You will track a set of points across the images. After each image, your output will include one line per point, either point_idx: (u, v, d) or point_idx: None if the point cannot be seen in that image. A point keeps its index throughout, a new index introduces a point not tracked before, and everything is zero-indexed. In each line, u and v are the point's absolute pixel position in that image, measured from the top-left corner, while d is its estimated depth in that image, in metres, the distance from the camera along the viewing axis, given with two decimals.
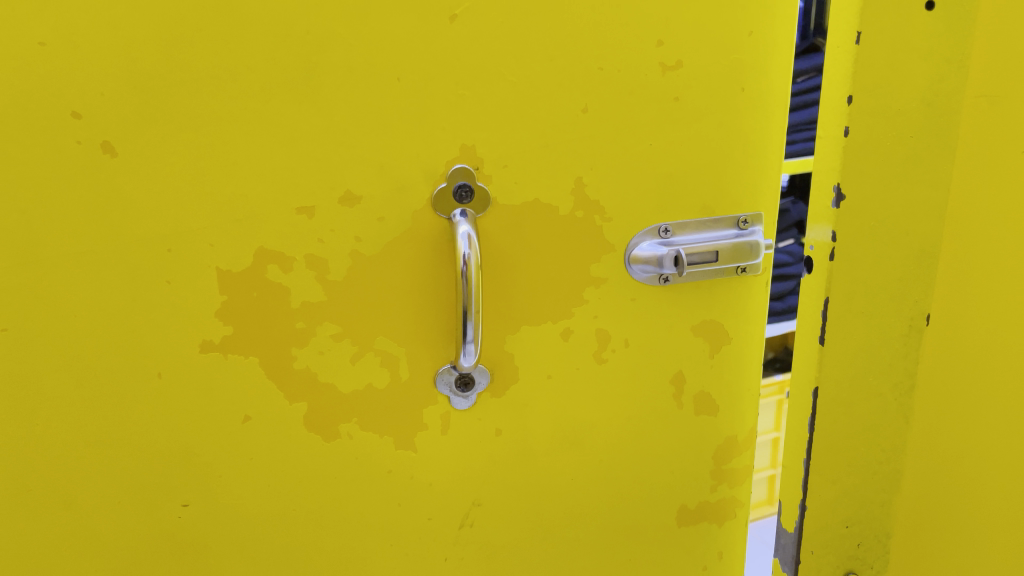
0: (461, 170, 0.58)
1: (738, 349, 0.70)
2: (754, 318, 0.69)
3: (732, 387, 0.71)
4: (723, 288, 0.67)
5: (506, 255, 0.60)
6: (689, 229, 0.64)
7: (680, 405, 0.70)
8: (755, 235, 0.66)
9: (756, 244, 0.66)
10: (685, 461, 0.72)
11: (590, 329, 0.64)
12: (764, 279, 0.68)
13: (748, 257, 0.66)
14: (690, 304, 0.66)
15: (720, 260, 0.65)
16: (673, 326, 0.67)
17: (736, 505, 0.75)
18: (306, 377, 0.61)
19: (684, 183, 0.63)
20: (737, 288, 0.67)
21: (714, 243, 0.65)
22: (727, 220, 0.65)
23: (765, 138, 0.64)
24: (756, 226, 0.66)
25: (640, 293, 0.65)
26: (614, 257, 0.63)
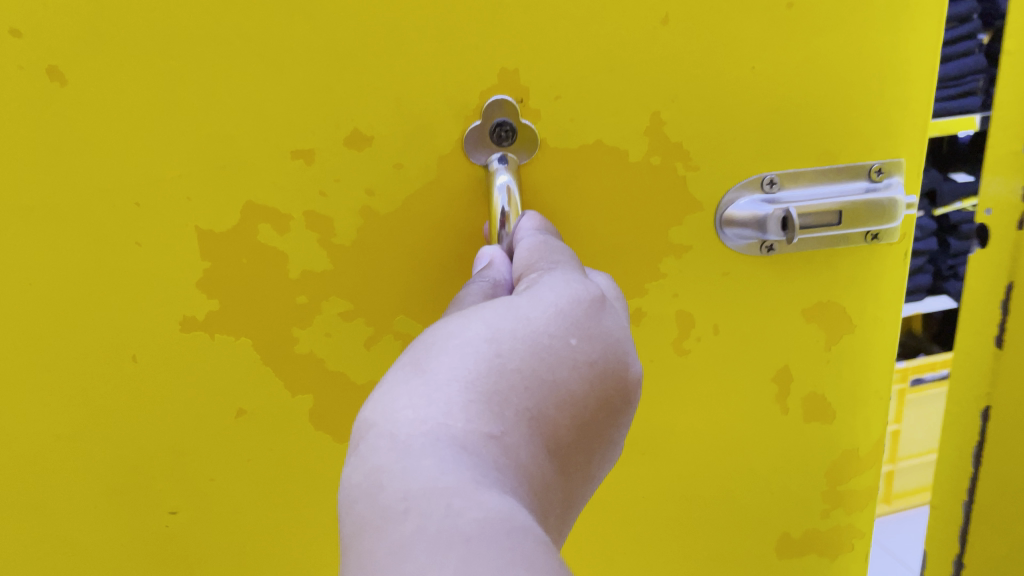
0: (500, 103, 0.44)
1: (866, 342, 0.52)
2: (891, 302, 0.52)
3: (854, 389, 0.53)
4: (848, 262, 0.50)
5: (558, 213, 0.47)
6: (802, 181, 0.48)
7: (786, 410, 0.53)
8: (893, 189, 0.48)
9: (894, 202, 0.48)
10: (790, 486, 0.55)
11: (669, 312, 0.50)
12: (905, 250, 0.51)
13: (882, 220, 0.48)
14: (805, 284, 0.50)
15: (844, 223, 0.48)
16: (778, 310, 0.51)
17: (861, 541, 0.59)
18: (311, 363, 0.49)
19: (801, 122, 0.47)
20: (865, 261, 0.50)
21: (837, 198, 0.48)
22: (855, 168, 0.48)
23: (920, 55, 0.47)
24: (895, 177, 0.49)
25: (734, 265, 0.49)
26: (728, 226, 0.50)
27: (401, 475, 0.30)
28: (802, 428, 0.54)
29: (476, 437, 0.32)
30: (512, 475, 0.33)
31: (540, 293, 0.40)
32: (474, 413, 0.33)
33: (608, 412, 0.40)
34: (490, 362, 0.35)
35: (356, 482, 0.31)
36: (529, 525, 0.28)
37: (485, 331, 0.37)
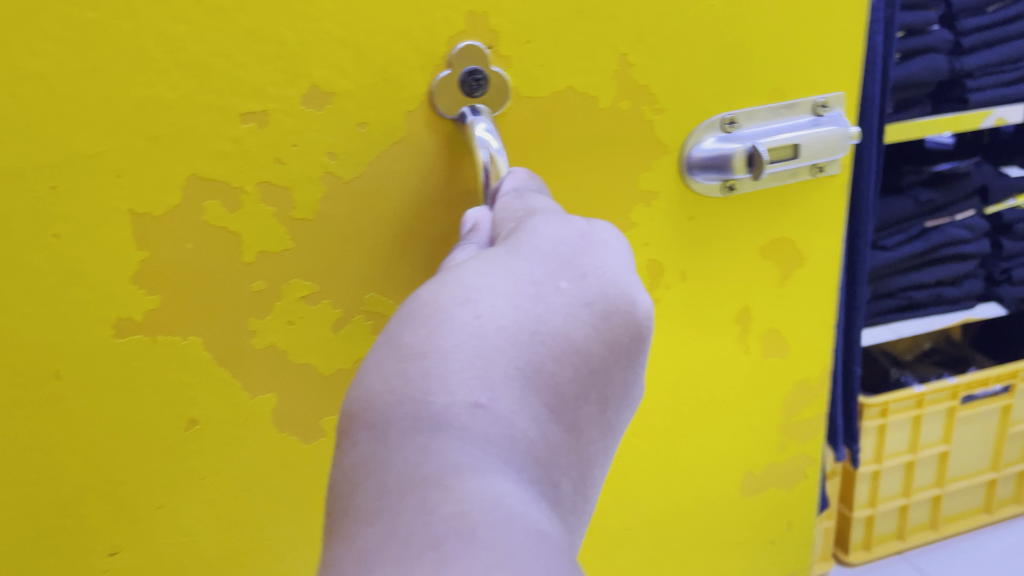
0: (470, 50, 0.41)
1: (816, 275, 0.54)
2: (834, 234, 0.53)
3: (806, 323, 0.55)
4: (799, 197, 0.51)
5: (531, 167, 0.45)
6: (757, 118, 0.48)
7: (747, 349, 0.53)
8: (838, 123, 0.49)
9: (843, 134, 0.49)
10: (755, 426, 0.56)
11: (641, 262, 0.49)
12: (844, 182, 0.52)
13: (831, 153, 0.49)
14: (762, 221, 0.51)
15: (799, 157, 0.48)
16: (739, 250, 0.51)
17: (812, 472, 0.60)
18: (272, 357, 0.44)
19: (760, 58, 0.47)
20: (814, 195, 0.51)
21: (791, 133, 0.48)
22: (803, 104, 0.49)
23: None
24: (837, 111, 0.50)
25: (699, 209, 0.49)
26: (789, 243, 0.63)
27: (378, 469, 0.27)
28: (760, 367, 0.54)
29: (458, 415, 0.27)
30: (507, 453, 0.27)
31: (518, 245, 0.34)
32: (458, 382, 0.28)
33: (622, 361, 0.33)
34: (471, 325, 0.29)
35: (336, 480, 0.28)
36: (512, 523, 0.23)
37: (460, 293, 0.31)
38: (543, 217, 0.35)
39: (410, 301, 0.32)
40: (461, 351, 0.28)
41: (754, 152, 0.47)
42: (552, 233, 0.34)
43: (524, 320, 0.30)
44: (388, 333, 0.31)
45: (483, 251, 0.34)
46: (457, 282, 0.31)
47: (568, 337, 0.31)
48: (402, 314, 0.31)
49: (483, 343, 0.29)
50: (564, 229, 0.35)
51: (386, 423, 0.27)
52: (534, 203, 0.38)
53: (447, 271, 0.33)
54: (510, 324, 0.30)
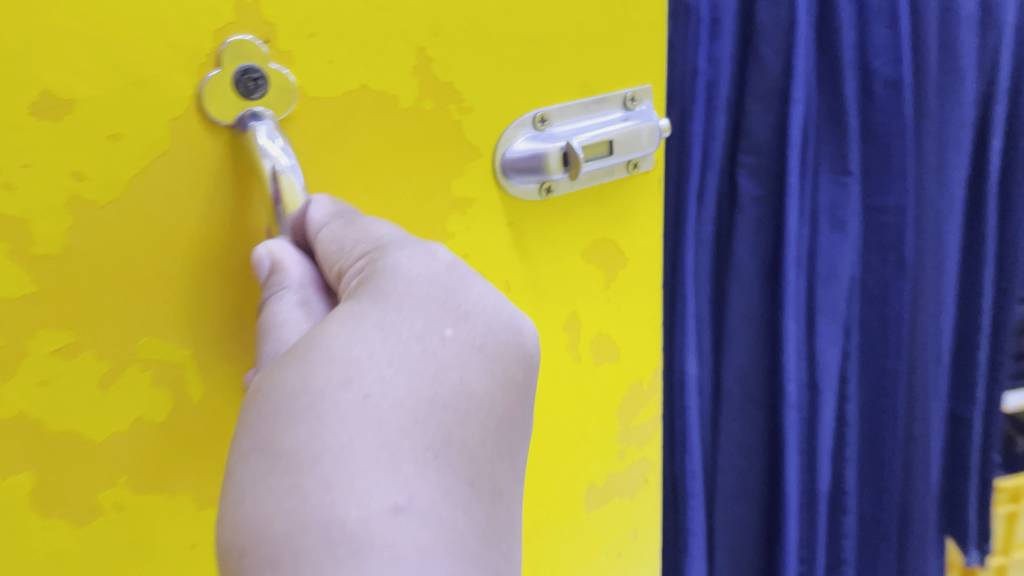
0: (243, 44, 0.35)
1: (642, 276, 0.52)
2: (652, 230, 0.52)
3: (636, 327, 0.53)
4: (615, 194, 0.49)
5: (335, 180, 0.40)
6: (569, 115, 0.45)
7: (577, 358, 0.50)
8: (649, 116, 0.47)
9: (655, 128, 0.47)
10: (597, 440, 0.54)
11: None
12: (657, 176, 0.51)
13: (646, 147, 0.47)
14: (581, 222, 0.48)
15: (614, 153, 0.46)
16: (561, 253, 0.48)
17: (652, 476, 0.58)
18: (22, 428, 0.35)
19: (566, 51, 0.44)
20: (631, 193, 0.49)
21: (604, 129, 0.46)
22: (613, 99, 0.46)
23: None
24: (646, 104, 0.48)
25: (516, 214, 0.46)
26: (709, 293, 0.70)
27: None
28: (592, 375, 0.52)
29: (378, 527, 0.25)
30: (440, 546, 0.26)
31: (385, 296, 0.31)
32: (366, 480, 0.26)
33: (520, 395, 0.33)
34: (363, 410, 0.28)
35: None
36: None
37: (339, 373, 0.28)
38: (403, 255, 0.32)
39: (272, 388, 0.29)
40: (361, 442, 0.27)
41: (569, 150, 0.45)
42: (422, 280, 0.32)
43: (420, 387, 0.29)
44: (269, 432, 0.28)
45: (345, 305, 0.31)
46: (333, 357, 0.29)
47: (467, 390, 0.30)
48: (273, 409, 0.28)
49: (382, 429, 0.27)
50: (430, 264, 0.33)
51: (297, 547, 0.26)
52: (375, 230, 0.35)
53: (312, 346, 0.30)
54: (405, 396, 0.29)
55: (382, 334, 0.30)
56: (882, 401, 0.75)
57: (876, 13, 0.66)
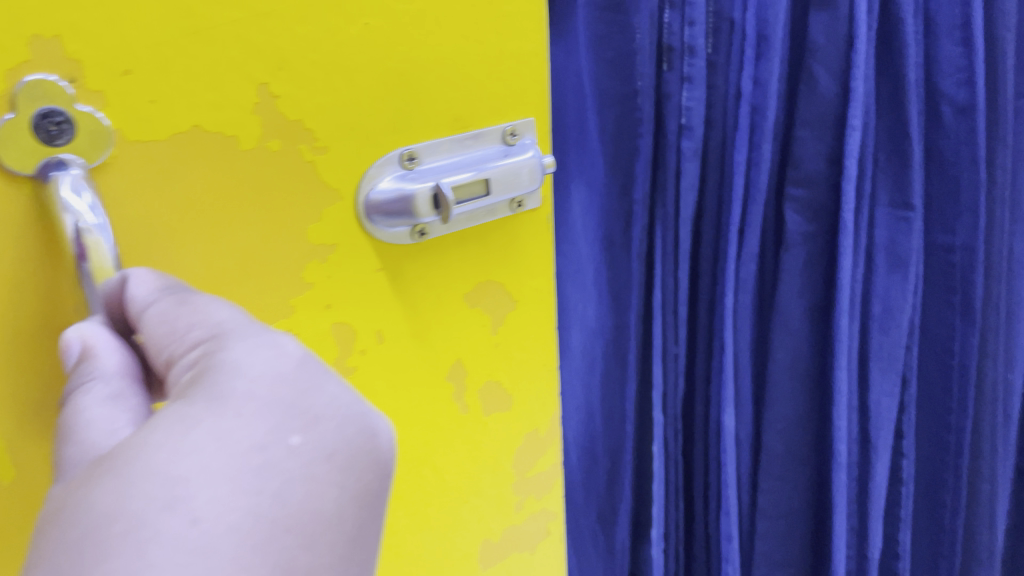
0: (41, 85, 0.32)
1: (532, 319, 0.49)
2: (539, 271, 0.49)
3: (527, 372, 0.50)
4: (497, 234, 0.46)
5: (175, 227, 0.36)
6: (440, 153, 0.43)
7: (464, 409, 0.48)
8: (530, 152, 0.44)
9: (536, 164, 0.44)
10: (489, 491, 0.51)
11: (326, 325, 0.42)
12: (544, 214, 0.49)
13: (529, 185, 0.44)
14: (462, 267, 0.45)
15: (492, 192, 0.44)
16: (441, 300, 0.45)
17: (554, 527, 0.56)
18: None
19: (432, 84, 0.41)
20: (515, 232, 0.47)
21: (478, 167, 0.43)
22: (491, 134, 0.43)
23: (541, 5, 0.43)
24: (528, 138, 0.45)
25: (386, 258, 0.43)
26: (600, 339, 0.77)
27: None
28: (479, 425, 0.49)
29: None
30: None
31: (225, 400, 0.31)
32: None
33: (370, 503, 0.34)
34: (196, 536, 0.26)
35: None
36: None
37: (165, 495, 0.27)
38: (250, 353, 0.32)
39: (88, 512, 0.27)
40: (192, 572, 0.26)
41: (438, 191, 0.41)
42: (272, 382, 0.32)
43: (260, 508, 0.28)
44: (77, 562, 0.26)
45: (182, 412, 0.30)
46: (157, 474, 0.27)
47: (316, 509, 0.31)
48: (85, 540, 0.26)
49: (216, 555, 0.26)
50: (278, 361, 0.33)
51: None
52: (215, 315, 0.34)
53: (137, 460, 0.28)
54: (241, 517, 0.28)
55: (220, 450, 0.29)
56: (943, 426, 0.75)
57: (945, 29, 0.67)
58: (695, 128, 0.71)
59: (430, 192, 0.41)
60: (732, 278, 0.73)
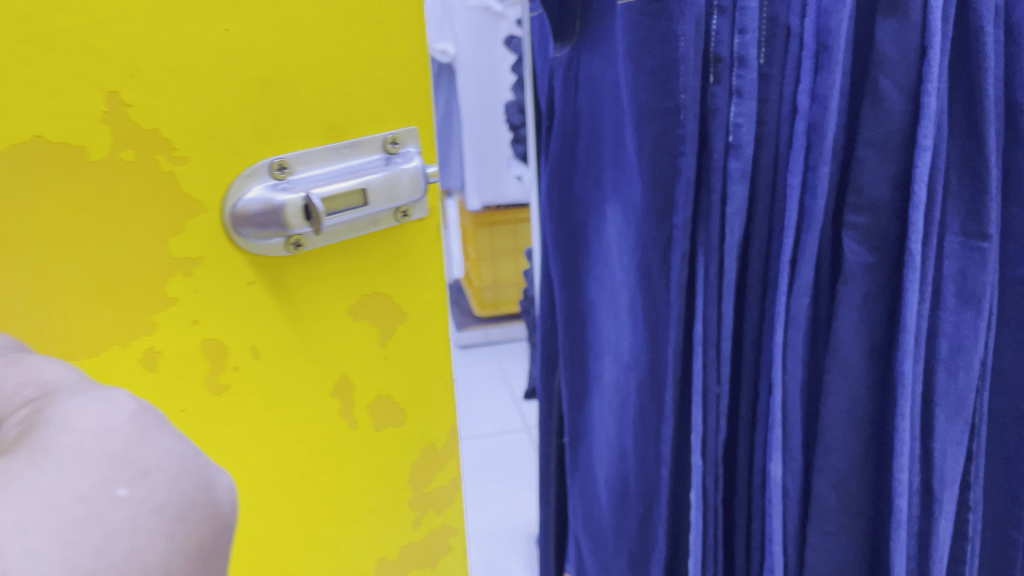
0: None
1: (425, 332, 0.48)
2: (431, 282, 0.48)
3: (422, 386, 0.49)
4: (382, 245, 0.45)
5: (22, 243, 0.35)
6: (314, 160, 0.41)
7: (352, 424, 0.47)
8: (412, 160, 0.44)
9: (417, 173, 0.43)
10: (383, 508, 0.49)
11: (193, 341, 0.41)
12: (432, 222, 0.47)
13: (411, 194, 0.44)
14: (343, 279, 0.44)
15: (372, 202, 0.42)
16: (321, 315, 0.44)
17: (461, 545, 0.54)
18: None
19: (299, 91, 0.40)
20: (401, 242, 0.46)
21: (356, 176, 0.42)
22: (370, 142, 0.43)
23: (421, 12, 0.43)
24: (411, 147, 0.44)
25: (259, 271, 0.41)
26: (619, 374, 0.81)
27: None
28: (370, 441, 0.48)
29: None
30: None
31: None
32: None
33: None
34: None
35: None
36: None
37: None
38: (75, 403, 0.25)
39: None
40: None
41: (309, 202, 0.40)
42: (69, 451, 0.24)
43: None
44: None
45: None
46: None
47: None
48: None
49: None
50: None
51: None
52: None
53: None
54: None
55: None
56: (1013, 487, 0.69)
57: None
58: (744, 147, 0.65)
59: (302, 202, 0.39)
60: (783, 316, 0.67)
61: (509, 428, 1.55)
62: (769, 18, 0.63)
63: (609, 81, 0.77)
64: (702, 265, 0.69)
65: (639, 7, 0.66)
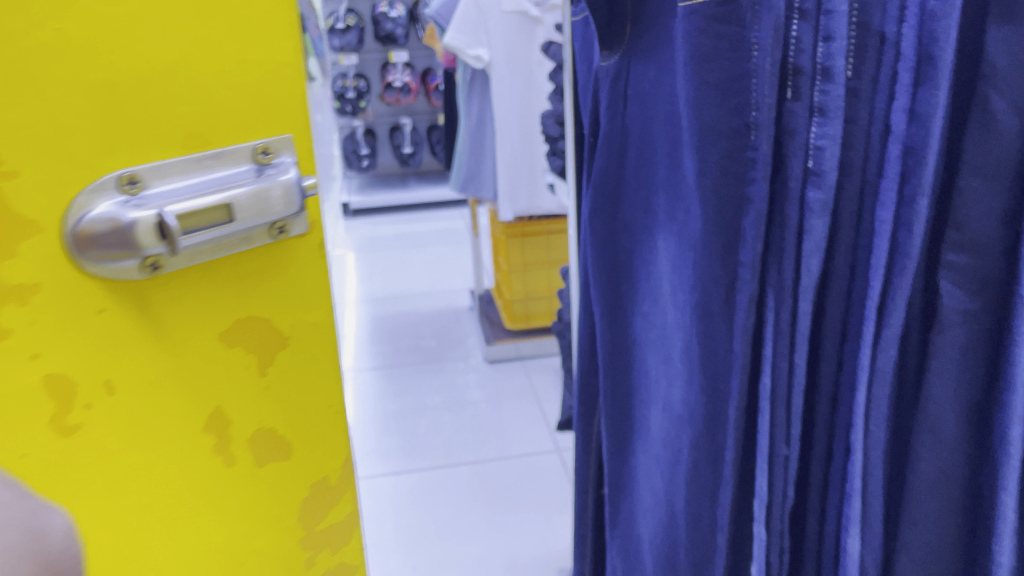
0: None
1: (309, 357, 0.44)
2: (315, 302, 0.44)
3: (306, 415, 0.45)
4: (253, 265, 0.41)
5: None
6: (168, 174, 0.36)
7: (230, 460, 0.42)
8: (287, 172, 0.39)
9: (289, 186, 0.39)
10: (264, 546, 0.46)
11: (36, 377, 0.35)
12: (312, 240, 0.43)
13: (285, 209, 0.39)
14: (211, 302, 0.40)
15: (239, 219, 0.37)
16: (188, 344, 0.39)
17: None
18: None
19: (145, 95, 0.35)
20: (274, 261, 0.41)
21: (220, 189, 0.37)
22: (238, 152, 0.38)
23: (290, 8, 0.38)
24: (286, 157, 0.40)
25: (111, 297, 0.36)
26: (669, 427, 0.62)
27: None
28: (246, 479, 0.44)
29: None
30: None
31: None
32: None
33: None
34: None
35: None
36: None
37: None
38: None
39: None
40: None
41: (163, 220, 0.35)
42: None
43: None
44: None
45: None
46: None
47: None
48: None
49: None
50: None
51: None
52: None
53: None
54: None
55: None
56: None
57: None
58: (828, 173, 0.47)
59: (154, 219, 0.34)
60: (865, 371, 0.48)
61: (538, 447, 1.47)
62: (858, 24, 0.45)
63: (665, 94, 0.56)
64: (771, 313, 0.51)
65: (706, 10, 0.48)
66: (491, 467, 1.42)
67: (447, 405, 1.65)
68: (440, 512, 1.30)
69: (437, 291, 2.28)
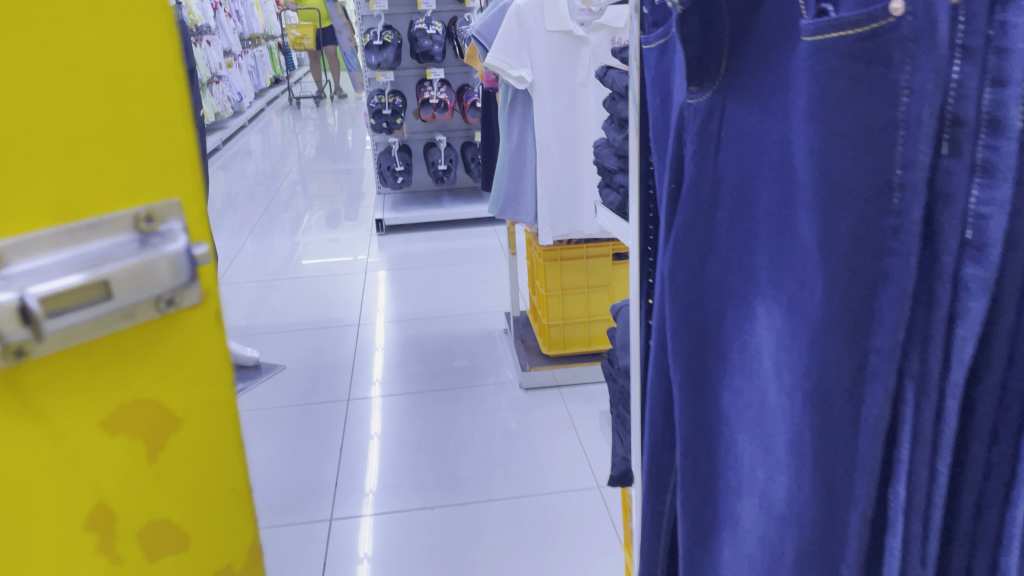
0: None
1: (204, 438, 0.40)
2: (212, 378, 0.40)
3: (206, 499, 0.41)
4: (133, 340, 0.36)
5: None
6: (31, 248, 0.32)
7: (114, 559, 0.38)
8: (176, 240, 0.36)
9: (177, 257, 0.36)
10: None
11: None
12: (206, 310, 0.39)
13: (172, 280, 0.36)
14: (89, 386, 0.35)
15: (118, 296, 0.34)
16: (64, 436, 0.35)
17: None
18: None
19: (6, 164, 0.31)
20: (162, 338, 0.37)
21: (95, 265, 0.33)
22: (117, 221, 0.35)
23: (171, 69, 0.36)
24: (172, 223, 0.36)
25: None
26: (770, 523, 0.56)
27: None
28: None
29: None
30: None
31: None
32: None
33: None
34: None
35: None
36: None
37: None
38: None
39: None
40: None
41: (26, 304, 0.31)
42: None
43: None
44: None
45: None
46: None
47: None
48: None
49: None
50: None
51: None
52: None
53: None
54: None
55: None
56: None
57: None
58: (992, 249, 0.42)
59: (17, 303, 0.30)
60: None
61: (581, 484, 1.40)
62: None
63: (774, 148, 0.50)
64: (911, 408, 0.46)
65: (838, 51, 0.42)
66: (527, 502, 1.35)
67: (480, 436, 1.58)
68: (470, 556, 1.23)
69: (471, 313, 2.22)
